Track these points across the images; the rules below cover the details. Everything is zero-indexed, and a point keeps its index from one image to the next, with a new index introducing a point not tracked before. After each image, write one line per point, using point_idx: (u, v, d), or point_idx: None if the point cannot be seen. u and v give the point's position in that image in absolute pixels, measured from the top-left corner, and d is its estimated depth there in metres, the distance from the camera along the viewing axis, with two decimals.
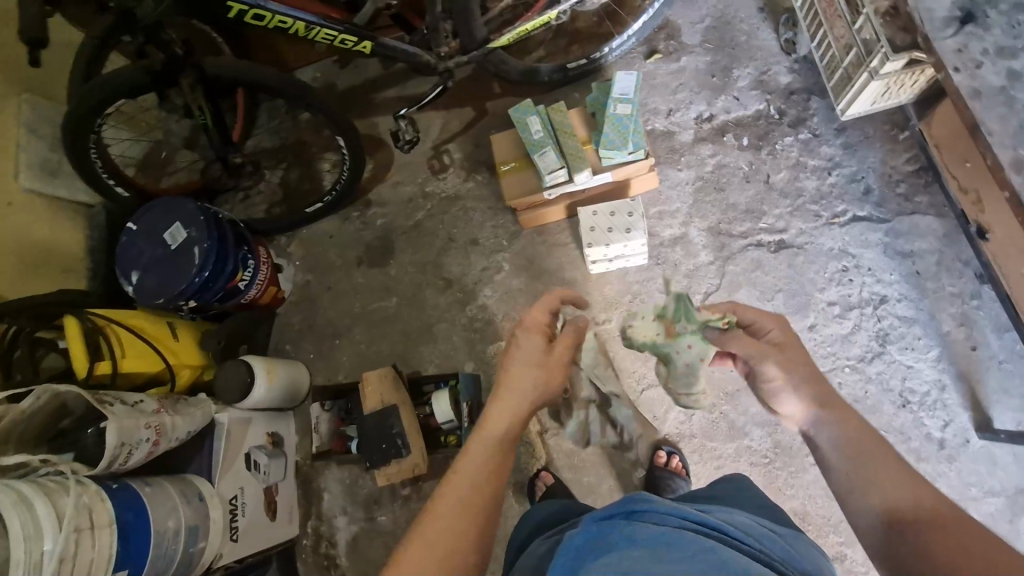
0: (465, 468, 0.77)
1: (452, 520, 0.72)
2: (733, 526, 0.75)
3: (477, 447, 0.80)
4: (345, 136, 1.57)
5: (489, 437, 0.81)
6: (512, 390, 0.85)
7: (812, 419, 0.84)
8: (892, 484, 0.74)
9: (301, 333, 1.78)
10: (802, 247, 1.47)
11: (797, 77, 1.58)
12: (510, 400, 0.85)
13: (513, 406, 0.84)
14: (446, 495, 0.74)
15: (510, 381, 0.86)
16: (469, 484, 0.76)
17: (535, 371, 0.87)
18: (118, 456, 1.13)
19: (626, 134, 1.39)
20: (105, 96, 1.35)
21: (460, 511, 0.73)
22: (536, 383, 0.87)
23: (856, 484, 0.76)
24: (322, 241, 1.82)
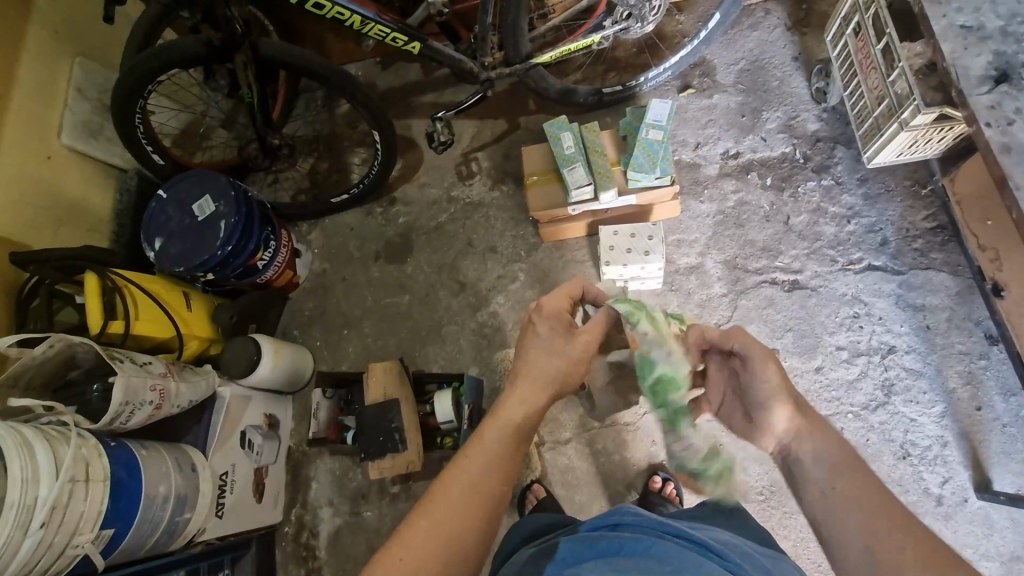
0: (476, 452, 0.79)
1: (463, 504, 0.74)
2: (725, 545, 0.76)
3: (492, 433, 0.81)
4: (382, 131, 1.61)
5: (503, 423, 0.82)
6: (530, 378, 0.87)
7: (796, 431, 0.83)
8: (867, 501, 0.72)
9: (311, 320, 1.79)
10: (815, 290, 1.49)
11: (825, 125, 1.62)
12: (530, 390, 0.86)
13: (532, 394, 0.85)
14: (455, 477, 0.76)
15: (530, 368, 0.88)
16: (480, 467, 0.77)
17: (554, 360, 0.89)
18: (121, 414, 1.13)
19: (656, 159, 1.42)
20: (158, 65, 1.39)
21: (470, 495, 0.74)
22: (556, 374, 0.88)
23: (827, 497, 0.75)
24: (343, 232, 1.85)
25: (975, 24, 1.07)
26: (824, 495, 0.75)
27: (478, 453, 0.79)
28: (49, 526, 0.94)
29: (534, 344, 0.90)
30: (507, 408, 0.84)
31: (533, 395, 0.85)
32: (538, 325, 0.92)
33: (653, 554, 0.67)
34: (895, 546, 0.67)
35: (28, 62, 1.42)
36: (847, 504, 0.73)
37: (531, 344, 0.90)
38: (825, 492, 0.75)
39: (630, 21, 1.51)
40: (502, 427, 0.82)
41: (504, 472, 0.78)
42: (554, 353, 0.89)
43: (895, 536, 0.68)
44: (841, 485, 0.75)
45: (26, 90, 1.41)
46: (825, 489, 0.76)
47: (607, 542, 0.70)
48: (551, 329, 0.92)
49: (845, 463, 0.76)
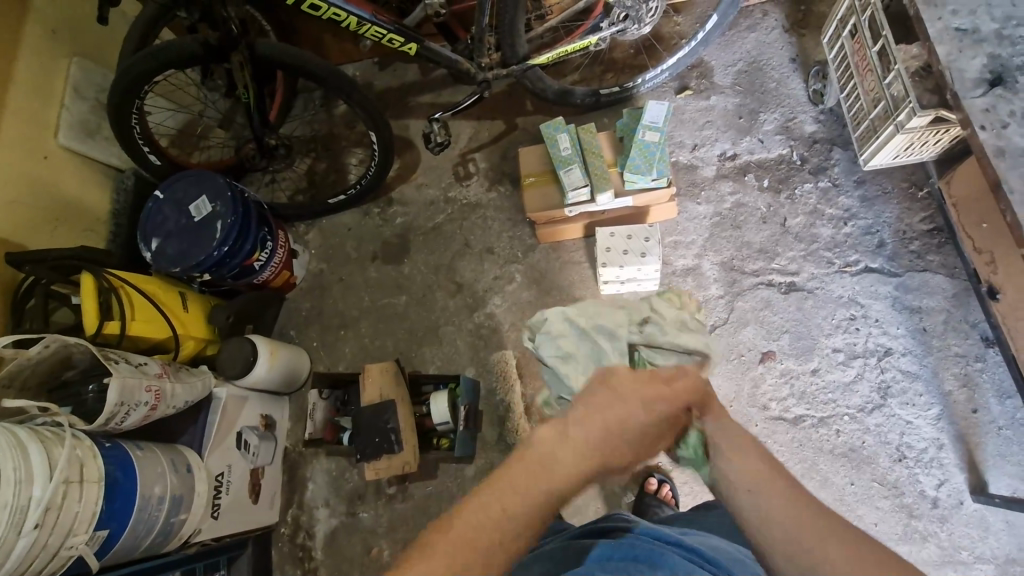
0: (507, 494, 0.72)
1: (481, 544, 0.68)
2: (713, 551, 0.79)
3: (529, 476, 0.74)
4: (379, 132, 1.61)
5: (549, 472, 0.74)
6: (588, 428, 0.78)
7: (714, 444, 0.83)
8: (789, 501, 0.76)
9: (307, 320, 1.79)
10: (812, 291, 1.49)
11: (822, 127, 1.62)
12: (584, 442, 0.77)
13: (586, 450, 0.76)
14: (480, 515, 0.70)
15: (592, 417, 0.78)
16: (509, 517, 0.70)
17: (619, 418, 0.79)
18: (116, 414, 1.13)
19: (652, 160, 1.42)
20: (155, 65, 1.39)
21: (489, 543, 0.68)
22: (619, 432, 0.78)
23: (756, 501, 0.77)
24: (340, 233, 1.85)
25: (970, 27, 1.07)
26: (750, 494, 0.78)
27: (508, 494, 0.72)
28: (42, 527, 0.94)
29: (618, 414, 0.79)
30: (556, 454, 0.75)
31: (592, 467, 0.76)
32: (635, 400, 0.81)
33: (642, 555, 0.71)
34: (834, 544, 0.72)
35: (25, 62, 1.42)
36: (776, 505, 0.76)
37: (614, 409, 0.79)
38: (751, 492, 0.78)
39: (627, 23, 1.51)
40: (547, 481, 0.73)
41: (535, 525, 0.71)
42: (637, 438, 0.79)
43: (820, 529, 0.73)
44: (766, 484, 0.78)
45: (22, 90, 1.41)
46: (749, 488, 0.78)
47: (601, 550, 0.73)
48: (645, 411, 0.80)
49: (761, 459, 0.81)
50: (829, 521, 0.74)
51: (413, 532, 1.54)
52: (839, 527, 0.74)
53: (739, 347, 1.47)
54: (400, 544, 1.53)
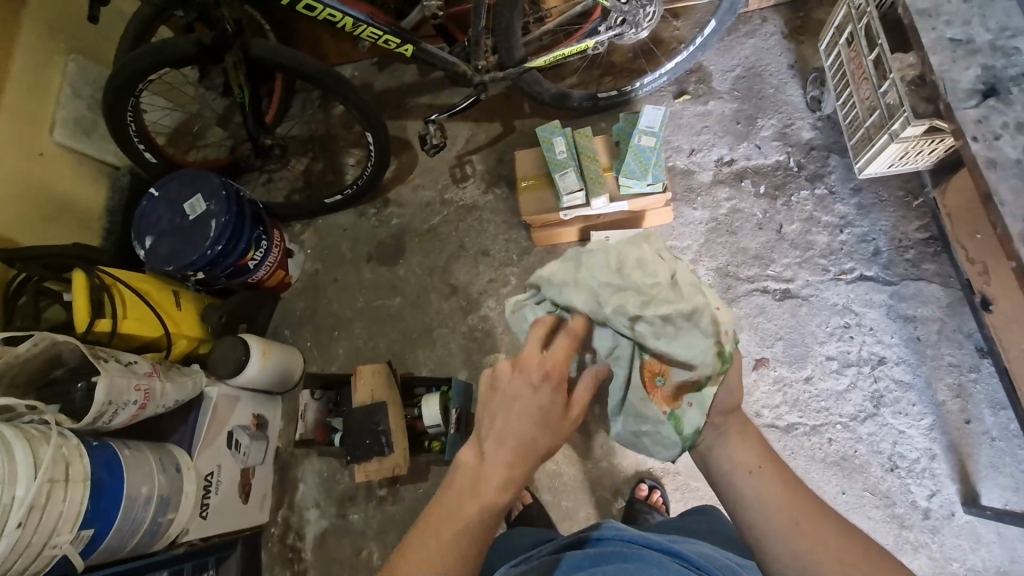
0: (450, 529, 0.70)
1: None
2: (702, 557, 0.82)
3: (468, 504, 0.71)
4: (375, 134, 1.60)
5: (482, 495, 0.71)
6: (507, 433, 0.73)
7: (719, 428, 0.82)
8: (791, 493, 0.76)
9: (302, 320, 1.79)
10: (806, 299, 1.48)
11: (819, 134, 1.61)
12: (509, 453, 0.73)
13: (513, 459, 0.73)
14: (427, 558, 0.68)
15: (503, 421, 0.74)
16: (454, 551, 0.68)
17: (531, 414, 0.74)
18: (104, 413, 1.13)
19: (647, 165, 1.42)
20: (151, 64, 1.39)
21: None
22: (533, 428, 0.74)
23: (758, 488, 0.77)
24: (336, 233, 1.85)
25: (964, 37, 1.07)
26: (752, 477, 0.78)
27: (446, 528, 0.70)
28: (26, 526, 0.93)
29: (513, 406, 0.74)
30: (487, 474, 0.72)
31: (515, 471, 0.73)
32: (520, 389, 0.75)
33: (631, 559, 0.76)
34: (829, 534, 0.73)
35: (20, 59, 1.42)
36: (777, 495, 0.76)
37: (514, 411, 0.74)
38: (753, 474, 0.78)
39: (624, 27, 1.50)
40: (479, 504, 0.71)
41: (480, 549, 0.70)
42: (540, 419, 0.74)
43: (813, 515, 0.74)
44: (767, 468, 0.78)
45: (17, 87, 1.40)
46: (751, 470, 0.78)
47: (587, 558, 0.79)
48: (533, 390, 0.75)
49: (759, 445, 0.81)
50: (822, 510, 0.75)
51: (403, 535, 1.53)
52: (830, 514, 0.75)
53: None
54: (389, 546, 1.52)
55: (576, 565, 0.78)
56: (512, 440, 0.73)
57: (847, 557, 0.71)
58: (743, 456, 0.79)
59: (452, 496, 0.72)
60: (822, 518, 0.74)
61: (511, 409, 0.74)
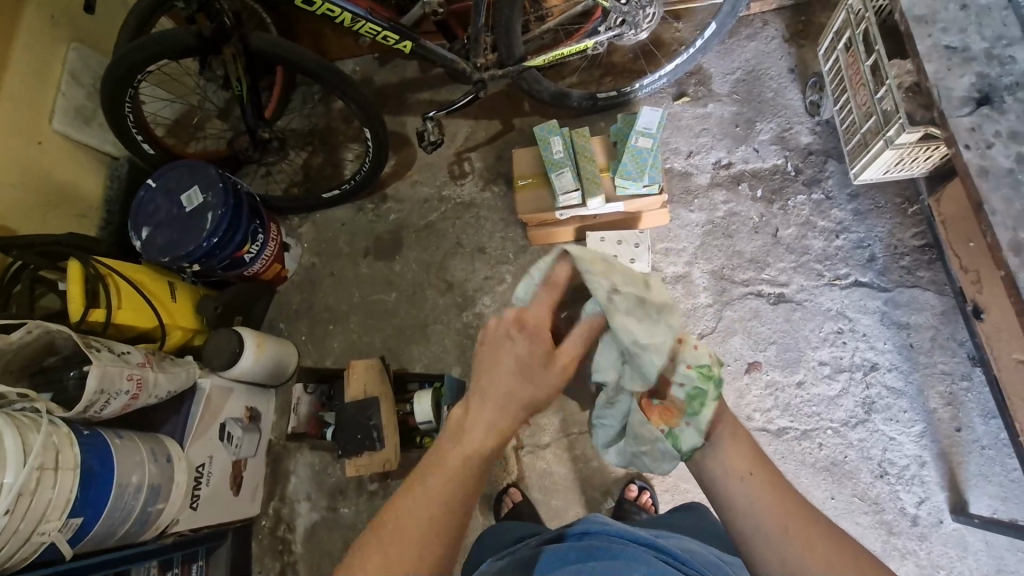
0: (437, 477, 0.74)
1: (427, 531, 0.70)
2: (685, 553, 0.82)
3: (454, 454, 0.76)
4: (374, 129, 1.60)
5: (466, 445, 0.76)
6: (492, 387, 0.79)
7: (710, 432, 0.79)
8: (783, 500, 0.74)
9: (298, 313, 1.79)
10: (801, 303, 1.48)
11: (817, 139, 1.61)
12: (493, 407, 0.78)
13: (497, 413, 0.78)
14: (414, 504, 0.72)
15: (489, 377, 0.80)
16: (439, 496, 0.72)
17: (513, 369, 0.80)
18: (95, 402, 1.13)
19: (644, 166, 1.42)
20: (150, 55, 1.39)
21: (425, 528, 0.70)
22: (516, 382, 0.79)
23: (750, 495, 0.74)
24: (334, 228, 1.86)
25: (960, 45, 1.06)
26: (743, 483, 0.75)
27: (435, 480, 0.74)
28: (15, 512, 0.94)
29: (500, 363, 0.81)
30: (472, 427, 0.77)
31: (500, 423, 0.78)
32: (511, 343, 0.81)
33: (619, 556, 0.75)
34: (821, 541, 0.71)
35: (20, 47, 1.42)
36: (769, 502, 0.74)
37: (500, 366, 0.80)
38: (744, 480, 0.76)
39: (624, 28, 1.50)
40: (464, 453, 0.76)
41: (464, 495, 0.74)
42: (524, 371, 0.80)
43: (803, 521, 0.73)
44: (758, 474, 0.76)
45: (16, 75, 1.41)
46: (741, 476, 0.76)
47: (570, 553, 0.77)
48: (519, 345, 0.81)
49: (750, 450, 0.79)
50: (814, 516, 0.74)
51: None
52: (821, 521, 0.73)
53: (724, 357, 1.47)
54: None
55: (559, 560, 0.77)
56: (498, 393, 0.79)
57: (839, 566, 0.70)
58: (735, 462, 0.77)
59: (440, 449, 0.77)
60: (813, 523, 0.72)
61: (498, 365, 0.81)
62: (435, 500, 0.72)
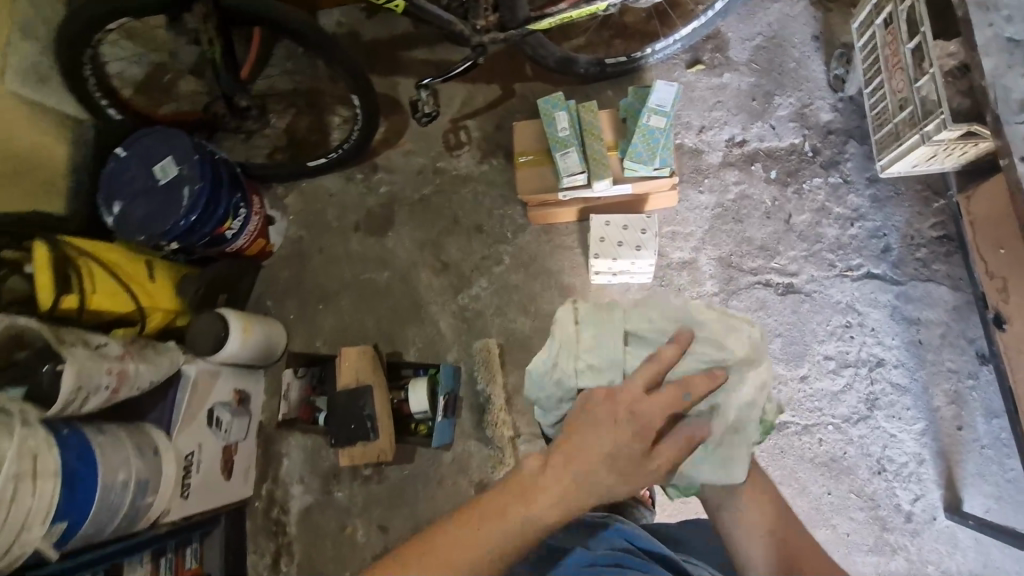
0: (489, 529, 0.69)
1: None
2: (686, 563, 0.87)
3: (515, 513, 0.70)
4: (361, 98, 1.49)
5: (530, 509, 0.70)
6: (577, 463, 0.72)
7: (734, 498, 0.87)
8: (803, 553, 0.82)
9: (286, 291, 1.71)
10: (810, 295, 1.43)
11: (838, 116, 1.52)
12: (572, 488, 0.71)
13: (573, 493, 0.71)
14: (457, 546, 0.68)
15: (578, 450, 0.72)
16: (484, 546, 0.68)
17: (606, 457, 0.71)
18: (74, 400, 1.08)
19: (655, 148, 1.30)
20: (106, 13, 1.25)
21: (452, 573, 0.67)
22: (607, 472, 0.71)
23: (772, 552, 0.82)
24: (322, 199, 1.76)
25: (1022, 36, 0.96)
26: (763, 540, 0.83)
27: (473, 538, 0.69)
28: None
29: (596, 434, 0.72)
30: (541, 496, 0.70)
31: (573, 499, 0.71)
32: (598, 412, 0.74)
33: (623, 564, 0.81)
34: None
35: None
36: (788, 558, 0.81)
37: (596, 445, 0.72)
38: (763, 538, 0.84)
39: None
40: (524, 513, 0.70)
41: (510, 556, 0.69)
42: (626, 468, 0.72)
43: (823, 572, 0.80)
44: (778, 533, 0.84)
45: None
46: (763, 534, 0.84)
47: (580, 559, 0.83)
48: (627, 432, 0.72)
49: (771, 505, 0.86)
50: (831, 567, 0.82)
51: (388, 512, 1.51)
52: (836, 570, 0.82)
53: None
54: (374, 523, 1.51)
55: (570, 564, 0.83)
56: (572, 468, 0.72)
57: None
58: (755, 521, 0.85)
59: (507, 491, 0.71)
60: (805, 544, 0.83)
61: (602, 450, 0.72)
62: (481, 550, 0.68)
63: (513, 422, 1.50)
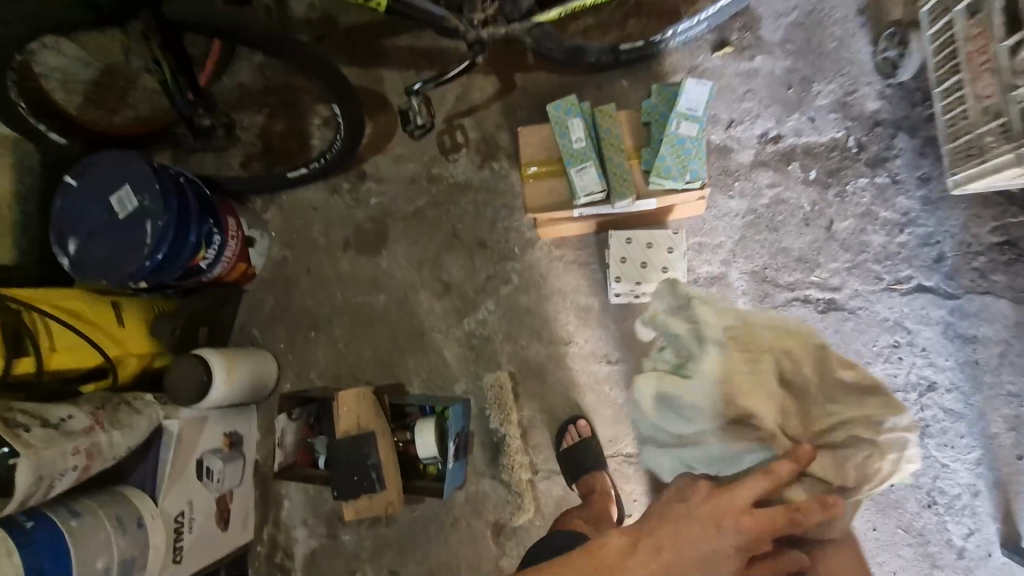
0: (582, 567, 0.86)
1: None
2: None
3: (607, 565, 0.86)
4: (343, 104, 1.31)
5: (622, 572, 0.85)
6: (672, 538, 0.87)
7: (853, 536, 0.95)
8: None
9: (273, 319, 1.56)
10: (854, 312, 1.30)
11: (886, 105, 1.34)
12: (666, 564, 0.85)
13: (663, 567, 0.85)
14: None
15: (678, 530, 0.88)
16: None
17: (702, 547, 0.86)
18: (36, 492, 0.95)
19: (686, 161, 1.16)
20: (38, 25, 1.07)
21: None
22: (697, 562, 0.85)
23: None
24: (305, 213, 1.58)
25: None
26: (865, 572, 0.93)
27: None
28: None
29: (688, 527, 0.88)
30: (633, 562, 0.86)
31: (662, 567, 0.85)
32: (711, 505, 0.89)
33: None
34: None
35: None
36: None
37: (692, 532, 0.87)
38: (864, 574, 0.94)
39: None
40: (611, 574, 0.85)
41: None
42: (709, 563, 0.85)
43: None
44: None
45: None
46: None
47: None
48: (714, 533, 0.86)
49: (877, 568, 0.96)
50: None
51: (399, 557, 1.42)
52: None
53: None
54: (385, 568, 1.42)
55: None
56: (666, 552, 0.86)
57: None
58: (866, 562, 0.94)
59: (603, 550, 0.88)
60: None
61: (698, 538, 0.87)
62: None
63: (529, 457, 1.39)
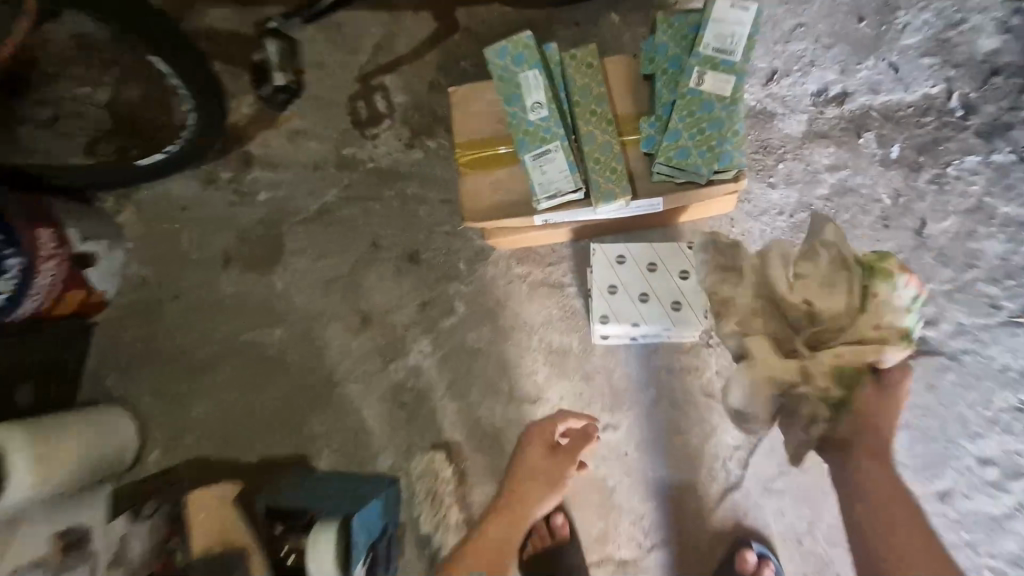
0: None
1: None
2: None
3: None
4: (163, 55, 0.85)
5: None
6: (519, 509, 0.93)
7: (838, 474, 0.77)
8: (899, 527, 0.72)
9: (131, 362, 1.12)
10: (958, 358, 0.89)
11: (1005, 44, 0.92)
12: (512, 522, 0.93)
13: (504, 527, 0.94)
14: None
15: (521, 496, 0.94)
16: None
17: (540, 486, 0.93)
18: None
19: (711, 142, 0.74)
20: None
21: None
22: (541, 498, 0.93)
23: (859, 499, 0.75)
24: (172, 215, 1.13)
25: None
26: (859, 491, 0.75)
27: None
28: None
29: (531, 488, 0.93)
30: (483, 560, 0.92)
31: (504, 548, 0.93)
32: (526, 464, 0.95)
33: None
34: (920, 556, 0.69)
35: None
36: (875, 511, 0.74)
37: (529, 493, 0.93)
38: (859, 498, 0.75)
39: None
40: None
41: None
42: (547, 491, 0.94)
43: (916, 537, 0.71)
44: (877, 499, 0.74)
45: None
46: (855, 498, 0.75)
47: None
48: (540, 480, 0.94)
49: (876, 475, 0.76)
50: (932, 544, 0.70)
51: None
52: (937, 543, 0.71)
53: None
54: None
55: None
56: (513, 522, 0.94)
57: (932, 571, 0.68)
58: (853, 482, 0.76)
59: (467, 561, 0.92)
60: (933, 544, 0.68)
61: (531, 493, 0.93)
62: None
63: None
